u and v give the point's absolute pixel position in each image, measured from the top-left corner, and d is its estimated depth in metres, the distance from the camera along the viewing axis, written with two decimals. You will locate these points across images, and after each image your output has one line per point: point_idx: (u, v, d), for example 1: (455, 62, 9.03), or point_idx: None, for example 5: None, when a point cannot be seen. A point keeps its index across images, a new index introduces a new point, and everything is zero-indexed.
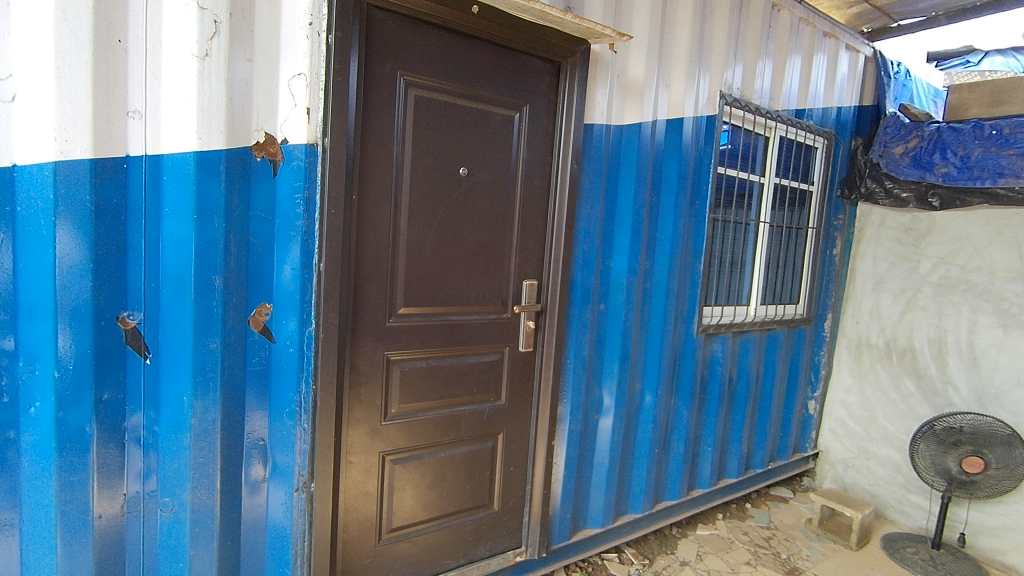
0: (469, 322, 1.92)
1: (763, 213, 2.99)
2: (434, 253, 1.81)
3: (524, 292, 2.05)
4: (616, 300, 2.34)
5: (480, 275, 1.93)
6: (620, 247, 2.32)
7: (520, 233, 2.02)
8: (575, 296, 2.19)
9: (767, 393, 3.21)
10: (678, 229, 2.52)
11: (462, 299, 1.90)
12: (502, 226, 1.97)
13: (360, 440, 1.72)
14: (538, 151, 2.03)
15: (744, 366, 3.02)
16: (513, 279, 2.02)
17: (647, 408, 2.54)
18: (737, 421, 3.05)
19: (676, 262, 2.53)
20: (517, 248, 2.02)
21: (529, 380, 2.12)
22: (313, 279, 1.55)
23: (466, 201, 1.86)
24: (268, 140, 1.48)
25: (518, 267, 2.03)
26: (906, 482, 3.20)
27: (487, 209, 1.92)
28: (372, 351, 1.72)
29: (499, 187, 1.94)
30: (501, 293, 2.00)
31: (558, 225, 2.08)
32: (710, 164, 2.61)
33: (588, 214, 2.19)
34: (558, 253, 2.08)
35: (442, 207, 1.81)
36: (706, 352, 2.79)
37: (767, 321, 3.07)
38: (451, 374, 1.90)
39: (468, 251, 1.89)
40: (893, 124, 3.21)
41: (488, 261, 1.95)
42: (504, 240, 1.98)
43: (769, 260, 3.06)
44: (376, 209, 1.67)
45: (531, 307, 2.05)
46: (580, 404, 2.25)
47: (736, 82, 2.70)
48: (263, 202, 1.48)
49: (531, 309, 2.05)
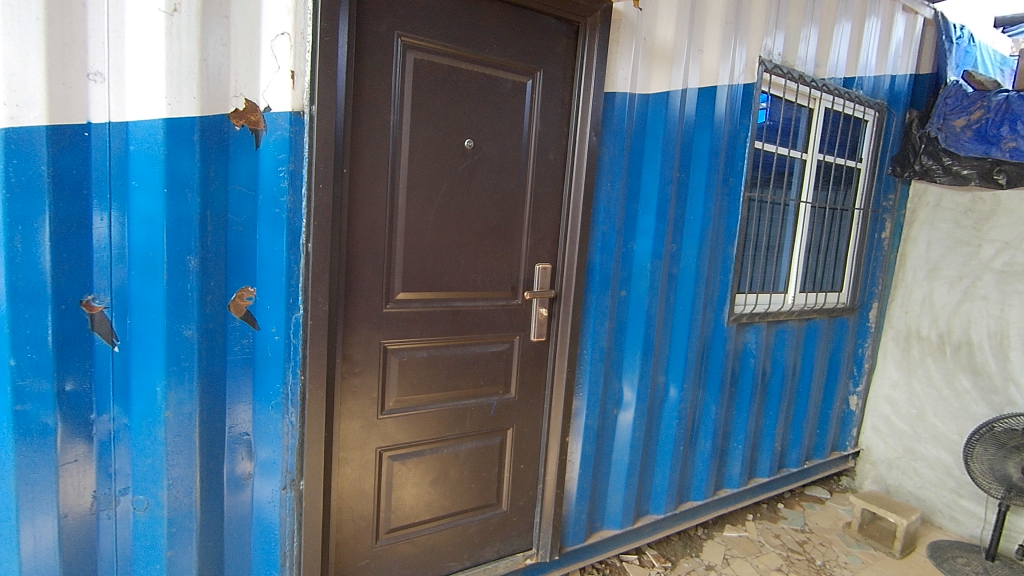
0: (477, 311, 1.77)
1: (805, 191, 2.74)
2: (437, 234, 1.66)
3: (537, 277, 1.88)
4: (638, 287, 2.15)
5: (488, 258, 1.78)
6: (644, 229, 2.12)
7: (533, 212, 1.85)
8: (593, 281, 2.01)
9: (804, 387, 2.98)
10: (709, 210, 2.30)
11: (469, 284, 1.75)
12: (512, 205, 1.80)
13: (355, 434, 1.60)
14: (553, 122, 1.85)
15: (779, 358, 2.80)
16: (525, 262, 1.86)
17: (671, 403, 2.36)
18: (771, 417, 2.84)
19: (705, 245, 2.32)
20: (529, 229, 1.85)
21: (541, 372, 1.96)
22: (300, 261, 1.42)
23: (472, 175, 1.70)
24: (248, 107, 1.34)
25: (530, 249, 1.87)
26: (957, 487, 2.95)
27: (496, 186, 1.75)
28: (367, 340, 1.59)
29: (509, 161, 1.77)
30: (510, 278, 1.84)
31: (576, 204, 1.90)
32: (747, 138, 2.37)
33: (607, 193, 2.00)
34: (574, 234, 1.90)
35: (445, 183, 1.66)
36: (738, 343, 2.58)
37: (807, 310, 2.83)
38: (455, 365, 1.76)
39: (473, 233, 1.73)
40: (953, 94, 2.93)
41: (497, 242, 1.79)
42: (515, 221, 1.82)
43: (810, 244, 2.81)
44: (371, 184, 1.53)
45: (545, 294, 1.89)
46: (597, 398, 2.09)
47: (777, 48, 2.44)
48: (243, 175, 1.35)
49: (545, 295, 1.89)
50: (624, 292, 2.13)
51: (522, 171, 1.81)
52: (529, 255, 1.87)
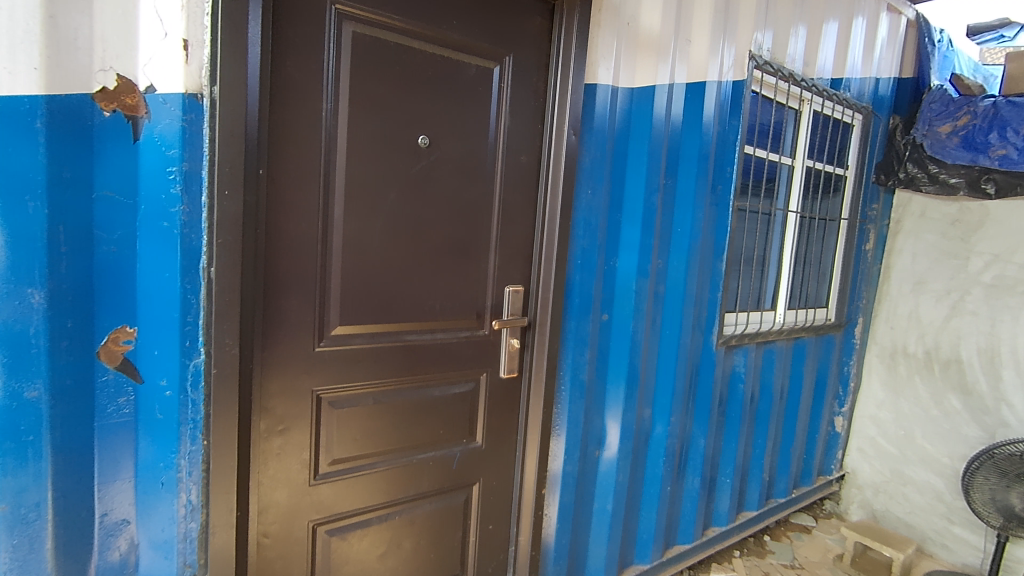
0: (434, 346, 1.46)
1: (793, 200, 2.54)
2: (384, 252, 1.34)
3: (506, 303, 1.58)
4: (621, 308, 1.87)
5: (447, 280, 1.47)
6: (628, 243, 1.85)
7: (502, 225, 1.55)
8: (572, 304, 1.73)
9: (791, 410, 2.79)
10: (697, 220, 2.05)
11: (425, 313, 1.44)
12: (477, 216, 1.50)
13: (280, 508, 1.27)
14: (525, 118, 1.56)
15: (768, 380, 2.58)
16: (493, 284, 1.56)
17: (657, 438, 2.09)
18: (758, 445, 2.62)
19: (694, 260, 2.07)
20: (497, 244, 1.55)
21: (513, 413, 1.67)
22: (200, 291, 1.08)
23: (429, 180, 1.39)
24: (122, 86, 1.00)
25: (499, 269, 1.57)
26: (947, 512, 2.80)
27: (457, 193, 1.45)
28: (295, 389, 1.25)
29: (472, 163, 1.47)
30: (475, 304, 1.53)
31: (553, 214, 1.60)
32: (737, 141, 2.14)
33: (586, 201, 1.72)
34: (551, 251, 1.61)
35: (394, 190, 1.34)
36: (727, 366, 2.35)
37: (796, 328, 2.63)
38: (409, 413, 1.45)
39: (429, 250, 1.42)
40: (938, 99, 2.77)
41: (459, 261, 1.48)
42: (480, 235, 1.51)
43: (798, 257, 2.62)
44: (298, 190, 1.20)
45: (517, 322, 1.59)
46: (577, 440, 1.81)
47: (767, 44, 2.23)
48: (116, 177, 1.01)
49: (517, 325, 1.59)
50: (606, 315, 1.85)
51: (489, 176, 1.51)
52: (497, 275, 1.57)
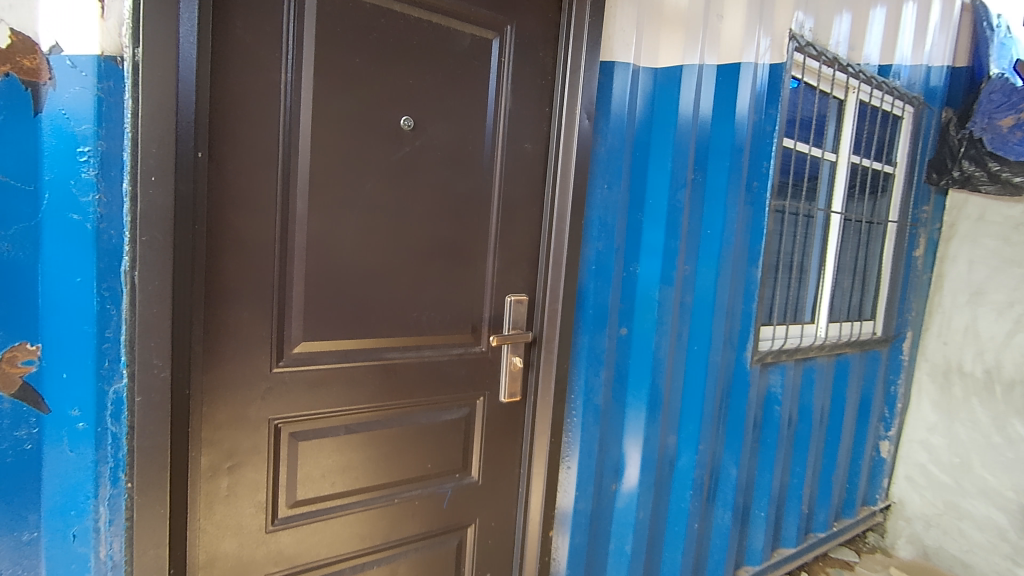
0: (420, 367, 1.24)
1: (836, 201, 2.27)
2: (359, 254, 1.13)
3: (508, 315, 1.35)
4: (642, 321, 1.63)
5: (437, 288, 1.25)
6: (650, 246, 1.61)
7: (503, 223, 1.33)
8: (585, 316, 1.50)
9: (833, 434, 2.51)
10: (730, 221, 1.80)
11: (408, 327, 1.22)
12: (473, 214, 1.28)
13: (229, 560, 1.06)
14: (530, 99, 1.33)
15: (807, 402, 2.32)
16: (493, 292, 1.34)
17: (682, 469, 1.84)
18: (796, 474, 2.34)
19: (726, 266, 1.82)
20: (497, 246, 1.33)
21: (515, 443, 1.44)
22: (121, 299, 0.87)
23: (413, 169, 1.17)
24: (16, 45, 0.79)
25: (499, 274, 1.34)
26: (1012, 553, 2.52)
27: (448, 186, 1.23)
28: (247, 418, 1.04)
29: (466, 150, 1.25)
30: (470, 316, 1.31)
31: (564, 212, 1.37)
32: (775, 132, 1.89)
33: (602, 198, 1.49)
34: (560, 254, 1.38)
35: (372, 180, 1.12)
36: (762, 386, 2.08)
37: (840, 344, 2.36)
38: (390, 444, 1.22)
39: (413, 252, 1.20)
40: (998, 88, 2.39)
41: (451, 264, 1.26)
42: (477, 234, 1.29)
43: (841, 264, 2.35)
44: (249, 177, 0.99)
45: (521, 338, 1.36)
46: (591, 474, 1.56)
47: (809, 23, 1.98)
48: (7, 157, 0.80)
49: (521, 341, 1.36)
50: (625, 329, 1.61)
51: (487, 166, 1.29)
52: (497, 282, 1.34)
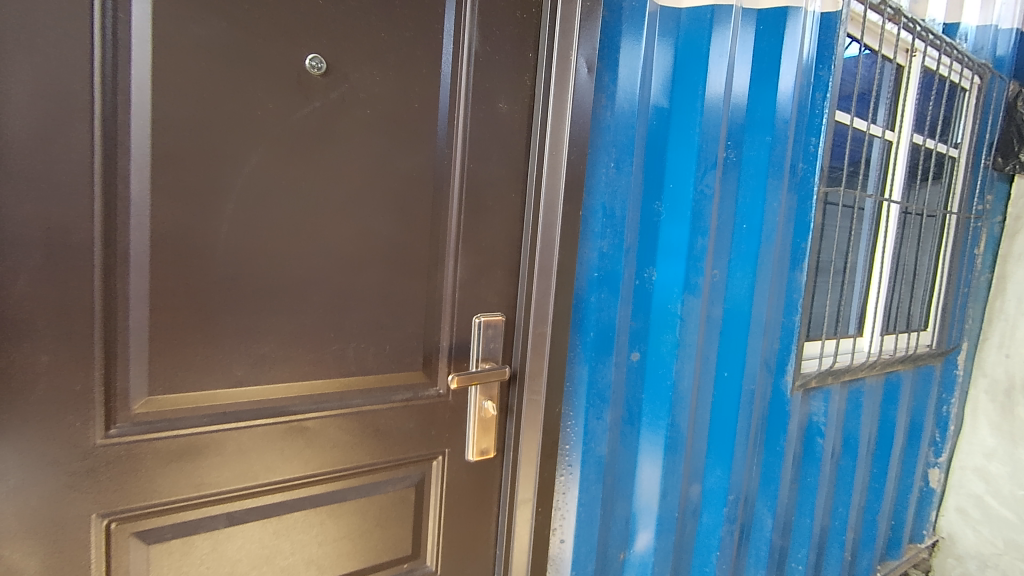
0: (346, 423, 0.86)
1: (890, 188, 1.88)
2: (239, 262, 0.75)
3: (476, 344, 0.97)
4: (659, 344, 1.25)
5: (369, 310, 0.87)
6: (670, 246, 1.23)
7: (469, 217, 0.94)
8: (583, 340, 1.13)
9: (879, 463, 2.14)
10: (772, 213, 1.40)
11: (325, 367, 0.84)
12: (423, 204, 0.89)
13: None
14: (508, 40, 0.94)
15: (852, 430, 1.94)
16: (456, 313, 0.95)
17: (707, 525, 1.47)
18: (838, 514, 1.97)
19: (765, 270, 1.43)
20: (460, 249, 0.94)
21: (490, 514, 1.06)
22: None
23: (327, 135, 0.79)
24: None
25: (464, 288, 0.95)
26: None
27: (383, 164, 0.85)
28: (52, 518, 0.68)
29: (411, 112, 0.86)
30: (421, 347, 0.93)
31: (554, 201, 0.99)
32: (827, 102, 1.48)
33: (606, 182, 1.11)
34: (549, 259, 1.00)
35: (257, 152, 0.75)
36: (802, 415, 1.70)
37: (892, 360, 1.97)
38: (301, 533, 0.85)
39: (330, 259, 0.82)
40: None
41: (390, 276, 0.88)
42: (429, 232, 0.91)
43: (894, 265, 1.96)
44: (35, 146, 0.63)
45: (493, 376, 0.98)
46: (593, 546, 1.19)
47: None
48: None
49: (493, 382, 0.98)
50: (637, 355, 1.23)
51: (444, 134, 0.90)
52: (460, 299, 0.95)
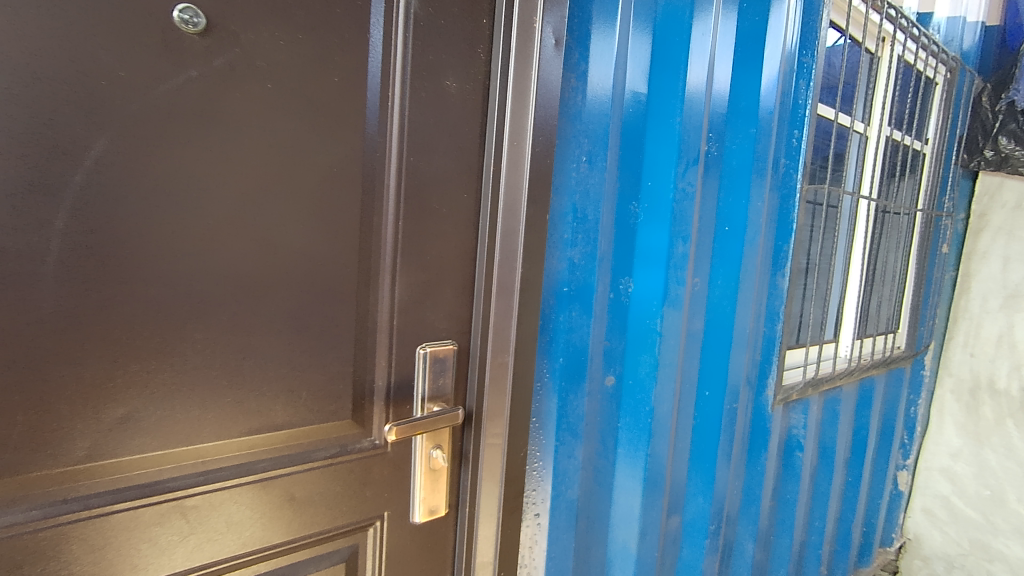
0: (250, 496, 0.66)
1: (866, 183, 1.78)
2: (82, 292, 0.54)
3: (421, 385, 0.78)
4: (637, 365, 1.08)
5: (278, 347, 0.66)
6: (648, 253, 1.06)
7: (410, 223, 0.74)
8: (552, 365, 0.95)
9: (853, 471, 2.06)
10: (756, 214, 1.26)
11: (217, 427, 0.64)
12: (349, 207, 0.69)
13: None
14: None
15: (829, 439, 1.84)
16: (396, 346, 0.76)
17: (688, 559, 1.33)
18: (815, 528, 1.88)
19: (748, 277, 1.28)
20: (399, 264, 0.74)
21: None
22: None
23: (209, 118, 0.58)
24: None
25: (405, 313, 0.76)
26: None
27: (294, 156, 0.64)
28: None
29: (330, 88, 0.66)
30: (350, 389, 0.74)
31: (517, 204, 0.81)
32: (809, 93, 1.32)
33: (577, 179, 0.94)
34: (510, 275, 0.82)
35: (104, 139, 0.53)
36: (782, 429, 1.58)
37: (867, 365, 1.89)
38: None
39: (220, 284, 0.61)
40: None
41: (307, 302, 0.68)
42: (358, 244, 0.71)
43: (869, 265, 1.87)
44: None
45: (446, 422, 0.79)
46: None
47: None
48: None
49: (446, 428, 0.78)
50: (612, 379, 1.06)
51: (377, 118, 0.70)
52: (401, 328, 0.76)
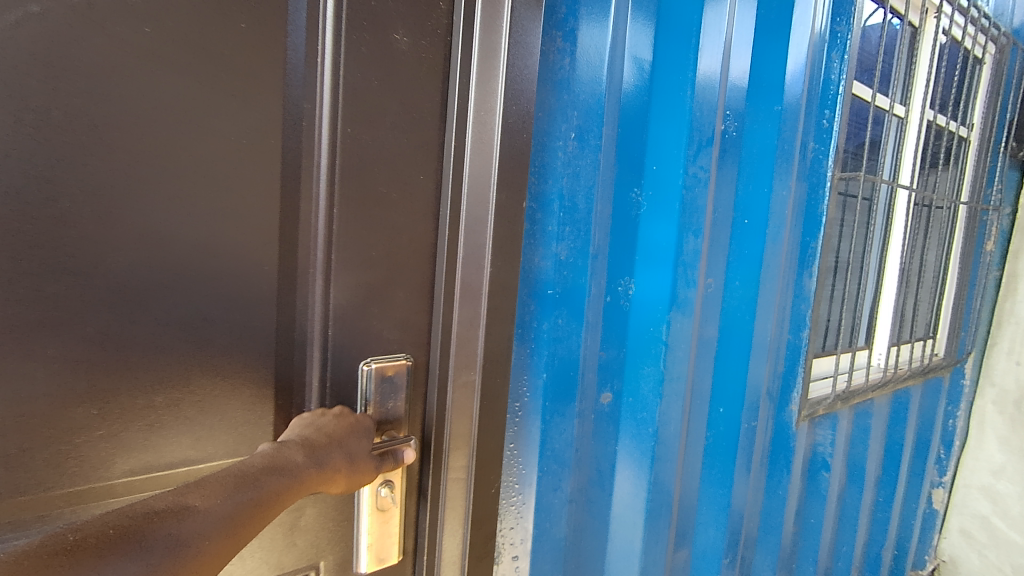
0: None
1: (905, 174, 1.60)
2: None
3: (364, 404, 0.63)
4: (638, 381, 0.93)
5: (171, 365, 0.52)
6: (651, 249, 0.91)
7: (348, 212, 0.59)
8: (534, 381, 0.81)
9: (885, 490, 1.87)
10: (779, 205, 1.10)
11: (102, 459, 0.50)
12: (266, 190, 0.55)
13: None
14: None
15: (859, 458, 1.67)
16: (332, 363, 0.61)
17: None
18: (842, 554, 1.70)
19: (768, 278, 1.13)
20: (336, 262, 0.60)
21: None
22: None
23: (61, 70, 0.45)
24: None
25: (344, 323, 0.61)
26: None
27: (186, 122, 0.50)
28: None
29: (235, 36, 0.52)
30: (273, 417, 0.59)
31: (484, 191, 0.67)
32: (840, 66, 1.14)
33: (564, 161, 0.79)
34: (476, 277, 0.68)
35: None
36: (807, 448, 1.42)
37: (901, 375, 1.71)
38: None
39: (84, 286, 0.47)
40: None
41: (210, 308, 0.54)
42: (280, 235, 0.57)
43: (906, 265, 1.68)
44: None
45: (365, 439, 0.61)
46: None
47: None
48: None
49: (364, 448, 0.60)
50: (609, 396, 0.91)
51: (301, 79, 0.56)
52: (339, 341, 0.61)
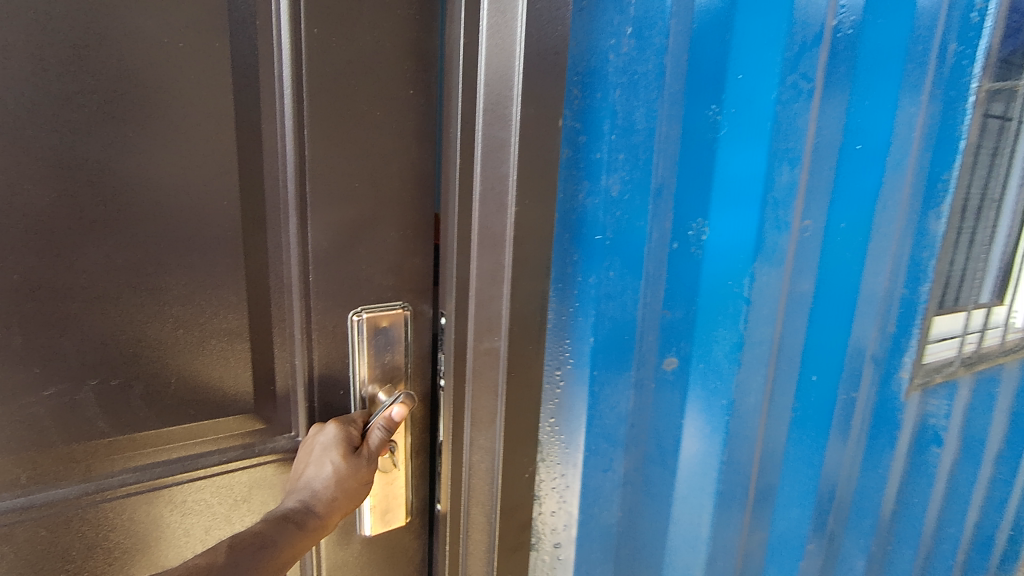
0: (113, 518, 0.49)
1: None
2: None
3: (356, 370, 0.55)
4: (710, 347, 0.68)
5: (122, 319, 0.45)
6: (735, 176, 0.63)
7: (321, 132, 0.48)
8: (578, 344, 0.64)
9: (1012, 463, 1.60)
10: (904, 126, 0.85)
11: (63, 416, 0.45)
12: (215, 107, 0.45)
13: None
14: None
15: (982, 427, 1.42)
16: (314, 312, 0.53)
17: None
18: (950, 531, 1.49)
19: (885, 220, 0.91)
20: (312, 194, 0.49)
21: None
22: None
23: None
24: None
25: (325, 267, 0.52)
26: None
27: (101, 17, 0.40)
28: None
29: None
30: (252, 375, 0.52)
31: (501, 109, 0.50)
32: None
33: (618, 67, 0.58)
34: (498, 220, 0.52)
35: None
36: (918, 419, 1.20)
37: None
38: None
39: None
40: None
41: (160, 250, 0.46)
42: (239, 163, 0.47)
43: None
44: None
45: (345, 449, 0.52)
46: None
47: None
48: None
49: (340, 459, 0.52)
50: (676, 364, 0.68)
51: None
52: (322, 288, 0.52)
